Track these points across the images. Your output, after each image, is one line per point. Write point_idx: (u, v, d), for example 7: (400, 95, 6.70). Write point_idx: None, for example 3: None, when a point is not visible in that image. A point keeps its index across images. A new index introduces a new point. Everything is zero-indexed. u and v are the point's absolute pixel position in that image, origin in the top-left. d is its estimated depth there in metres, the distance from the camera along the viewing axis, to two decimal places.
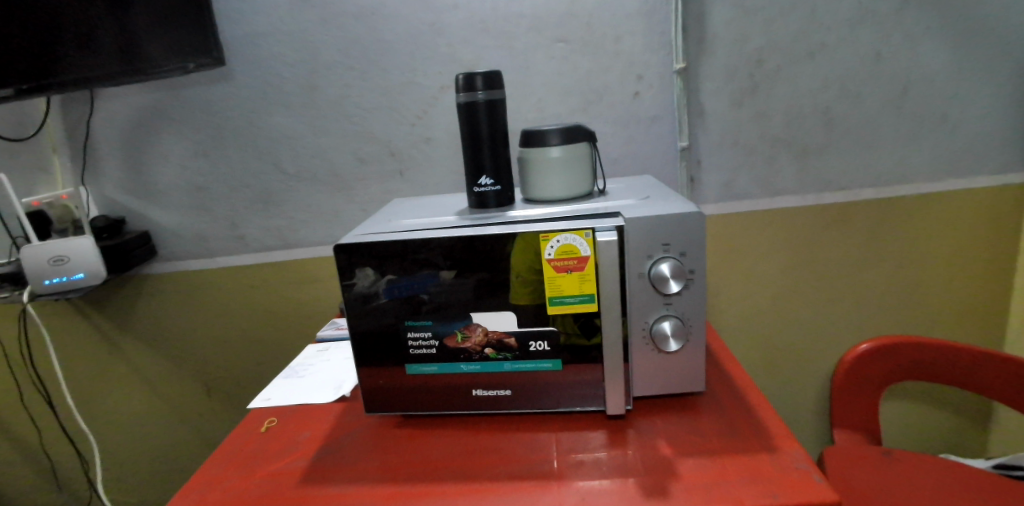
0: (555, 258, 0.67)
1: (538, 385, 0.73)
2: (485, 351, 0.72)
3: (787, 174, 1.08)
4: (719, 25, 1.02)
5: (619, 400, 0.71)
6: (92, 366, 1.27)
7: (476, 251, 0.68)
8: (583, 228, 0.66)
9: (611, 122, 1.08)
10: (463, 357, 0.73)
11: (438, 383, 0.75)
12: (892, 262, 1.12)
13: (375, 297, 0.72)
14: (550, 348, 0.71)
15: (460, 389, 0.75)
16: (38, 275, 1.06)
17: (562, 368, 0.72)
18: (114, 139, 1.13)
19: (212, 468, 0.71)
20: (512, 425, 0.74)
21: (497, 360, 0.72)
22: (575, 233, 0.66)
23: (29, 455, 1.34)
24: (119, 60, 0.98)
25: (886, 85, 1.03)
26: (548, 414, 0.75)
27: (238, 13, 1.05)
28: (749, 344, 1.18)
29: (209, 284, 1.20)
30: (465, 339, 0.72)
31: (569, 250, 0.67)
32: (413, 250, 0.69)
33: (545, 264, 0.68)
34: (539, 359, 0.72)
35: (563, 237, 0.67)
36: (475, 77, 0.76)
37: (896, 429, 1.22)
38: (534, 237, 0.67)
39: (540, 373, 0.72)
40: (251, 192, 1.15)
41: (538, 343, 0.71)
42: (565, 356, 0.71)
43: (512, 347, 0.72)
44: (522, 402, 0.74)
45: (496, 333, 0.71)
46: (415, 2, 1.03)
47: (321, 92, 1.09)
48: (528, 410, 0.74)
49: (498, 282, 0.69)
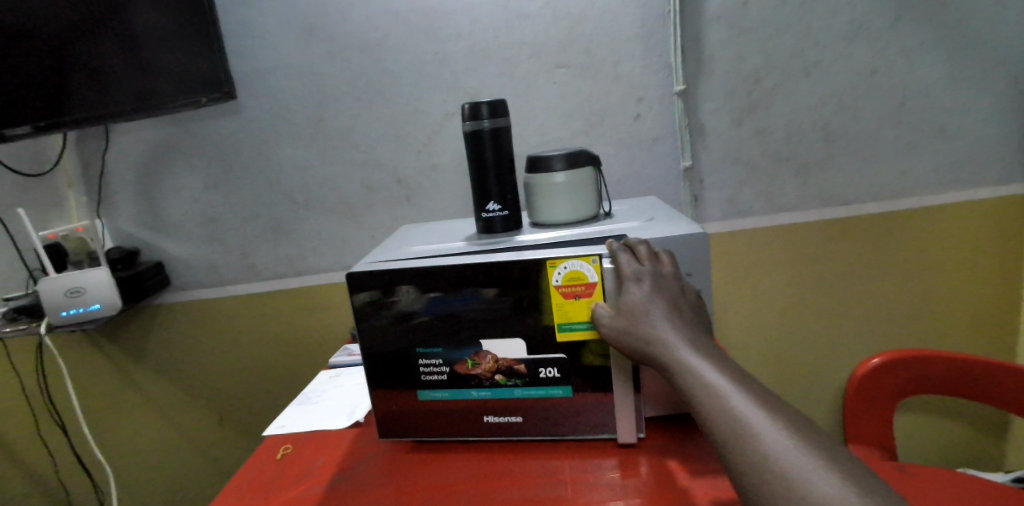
0: (563, 284, 0.68)
1: (549, 410, 0.73)
2: (496, 377, 0.73)
3: (790, 191, 1.09)
4: (716, 47, 1.04)
5: (631, 424, 0.71)
6: (107, 396, 1.28)
7: (483, 276, 0.69)
8: (589, 254, 0.67)
9: (614, 144, 1.09)
10: (473, 382, 0.73)
11: (450, 408, 0.75)
12: (901, 275, 1.12)
13: (384, 323, 0.73)
14: (559, 375, 0.71)
15: (472, 414, 0.75)
16: (55, 307, 1.07)
17: (572, 394, 0.72)
18: (128, 173, 1.16)
19: (229, 496, 0.72)
20: (523, 450, 0.74)
21: (507, 386, 0.73)
22: (582, 259, 0.67)
23: (44, 488, 1.35)
24: (125, 93, 1.03)
25: (883, 100, 1.04)
26: (559, 440, 0.75)
27: (249, 49, 1.09)
28: (760, 361, 1.18)
29: (222, 312, 1.22)
30: (475, 365, 0.73)
31: (576, 277, 0.68)
32: (420, 276, 0.70)
33: (553, 291, 0.68)
34: (549, 385, 0.72)
35: (569, 264, 0.67)
36: (480, 106, 0.78)
37: (913, 444, 1.21)
38: (541, 266, 0.68)
39: (551, 399, 0.73)
40: (261, 222, 1.17)
41: (548, 369, 0.71)
42: (574, 382, 0.72)
43: (522, 374, 0.72)
44: (534, 428, 0.74)
45: (505, 359, 0.72)
46: (420, 33, 1.06)
47: (330, 122, 1.11)
48: (539, 436, 0.75)
49: (505, 307, 0.70)
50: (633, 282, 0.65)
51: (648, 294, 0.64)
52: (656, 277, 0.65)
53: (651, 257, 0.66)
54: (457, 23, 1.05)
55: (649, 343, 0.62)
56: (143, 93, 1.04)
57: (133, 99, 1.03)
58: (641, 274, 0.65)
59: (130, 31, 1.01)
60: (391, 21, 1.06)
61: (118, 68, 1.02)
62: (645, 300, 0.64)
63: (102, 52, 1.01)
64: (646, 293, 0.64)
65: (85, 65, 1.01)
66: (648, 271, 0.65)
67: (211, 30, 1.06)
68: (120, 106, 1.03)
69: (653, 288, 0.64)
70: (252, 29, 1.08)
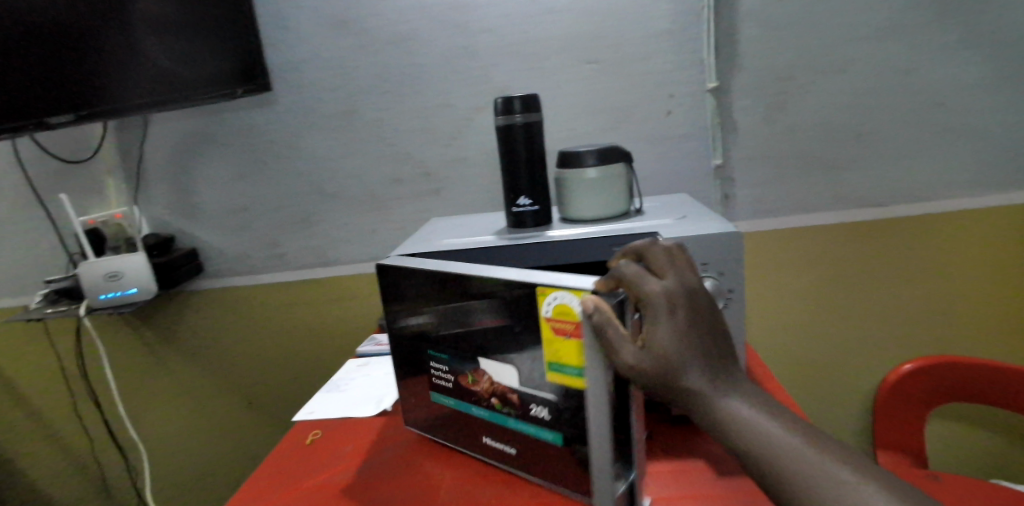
0: (552, 317, 0.57)
1: (541, 453, 0.65)
2: (492, 400, 0.67)
3: (823, 191, 1.07)
4: (749, 43, 1.03)
5: (609, 505, 0.57)
6: (141, 378, 1.32)
7: (480, 291, 0.63)
8: (580, 287, 0.54)
9: (643, 141, 1.09)
10: (474, 398, 0.69)
11: (457, 417, 0.73)
12: (937, 279, 1.09)
13: (404, 319, 0.72)
14: (550, 417, 0.62)
15: (474, 430, 0.71)
16: (94, 289, 1.11)
17: (562, 443, 0.62)
18: (164, 161, 1.19)
19: (259, 479, 0.74)
20: (512, 488, 0.67)
21: (502, 412, 0.67)
22: (572, 291, 0.54)
23: (80, 464, 1.40)
24: (162, 83, 1.03)
25: (922, 99, 1.02)
26: (553, 491, 0.66)
27: (282, 41, 1.11)
28: (785, 363, 1.16)
29: (252, 299, 1.25)
30: (475, 382, 0.68)
31: (565, 311, 0.55)
32: (426, 280, 0.67)
33: (542, 322, 0.57)
34: (539, 425, 0.64)
35: (558, 295, 0.55)
36: (513, 100, 0.78)
37: (944, 453, 1.18)
38: (531, 290, 0.57)
39: (541, 442, 0.64)
40: (292, 211, 1.19)
41: (539, 408, 0.63)
42: (565, 431, 0.61)
43: (514, 404, 0.65)
44: (528, 467, 0.67)
45: (500, 384, 0.66)
46: (450, 26, 1.07)
47: (360, 114, 1.12)
48: (532, 478, 0.67)
49: (502, 327, 0.63)
50: (656, 306, 0.53)
51: (677, 320, 0.53)
52: (685, 299, 0.53)
53: (669, 270, 0.54)
54: (487, 17, 1.06)
55: (677, 382, 0.52)
56: (174, 82, 1.04)
57: (166, 88, 1.03)
58: (667, 294, 0.53)
59: (162, 20, 1.01)
60: (421, 14, 1.07)
61: (155, 59, 1.02)
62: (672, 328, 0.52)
63: (134, 40, 1.00)
64: (673, 319, 0.53)
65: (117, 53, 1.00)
66: (675, 289, 0.53)
67: (246, 24, 1.08)
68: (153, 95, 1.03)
69: (686, 320, 0.53)
70: (285, 21, 1.10)
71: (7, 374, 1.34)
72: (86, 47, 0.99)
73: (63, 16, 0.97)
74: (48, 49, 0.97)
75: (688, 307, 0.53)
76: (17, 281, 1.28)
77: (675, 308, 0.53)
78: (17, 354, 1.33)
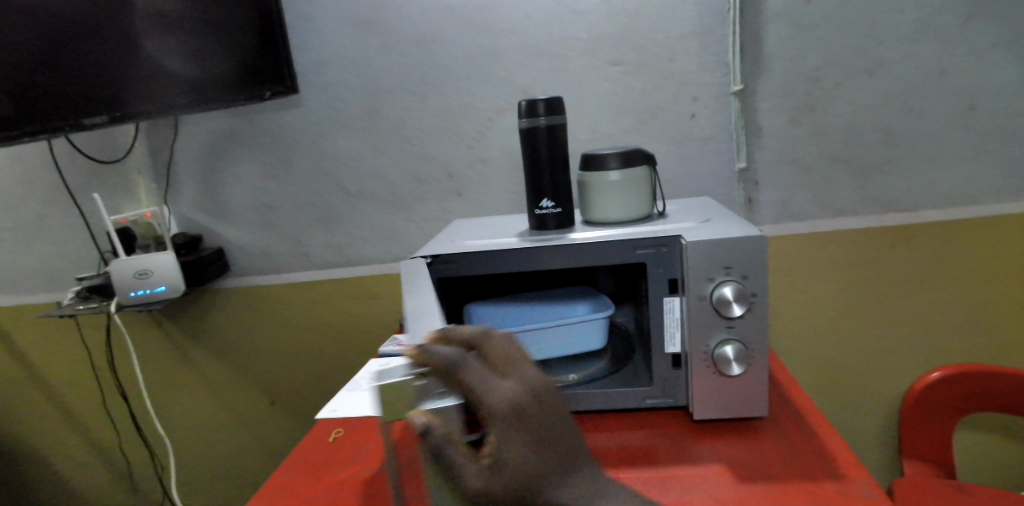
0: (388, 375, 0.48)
1: None
2: None
3: (849, 195, 1.06)
4: (775, 45, 1.02)
5: None
6: (168, 374, 1.35)
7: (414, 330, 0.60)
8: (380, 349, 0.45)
9: (666, 143, 1.08)
10: None
11: None
12: (965, 287, 1.07)
13: None
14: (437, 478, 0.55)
15: None
16: (124, 287, 1.13)
17: None
18: (193, 162, 1.21)
19: (284, 473, 0.75)
20: None
21: None
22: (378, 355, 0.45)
23: (108, 457, 1.43)
24: (187, 88, 1.06)
25: (953, 101, 1.00)
26: None
27: (309, 43, 1.13)
28: (807, 369, 1.15)
29: (276, 298, 1.27)
30: None
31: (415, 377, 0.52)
32: None
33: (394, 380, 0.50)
34: None
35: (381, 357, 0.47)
36: (536, 103, 0.79)
37: (973, 464, 1.15)
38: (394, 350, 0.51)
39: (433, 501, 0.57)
40: (316, 211, 1.21)
41: None
42: None
43: None
44: None
45: None
46: (475, 29, 1.08)
47: (384, 115, 1.14)
48: None
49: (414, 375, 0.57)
50: (495, 410, 0.50)
51: (512, 429, 0.50)
52: (525, 405, 0.51)
53: (511, 366, 0.54)
54: (512, 19, 1.06)
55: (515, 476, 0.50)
56: (204, 87, 1.07)
57: (196, 92, 1.07)
58: (503, 399, 0.50)
59: (195, 24, 1.05)
60: (446, 16, 1.08)
61: (182, 63, 1.05)
62: (505, 436, 0.50)
63: (167, 46, 1.04)
64: (508, 428, 0.50)
65: (151, 58, 1.03)
66: (518, 393, 0.51)
67: (276, 27, 1.11)
68: (182, 99, 1.06)
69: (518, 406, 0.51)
70: (313, 24, 1.12)
71: (40, 368, 1.38)
72: (121, 51, 1.01)
73: (100, 21, 0.99)
74: (82, 53, 0.99)
75: (530, 414, 0.51)
76: (52, 277, 1.32)
77: (513, 417, 0.50)
78: (50, 349, 1.37)
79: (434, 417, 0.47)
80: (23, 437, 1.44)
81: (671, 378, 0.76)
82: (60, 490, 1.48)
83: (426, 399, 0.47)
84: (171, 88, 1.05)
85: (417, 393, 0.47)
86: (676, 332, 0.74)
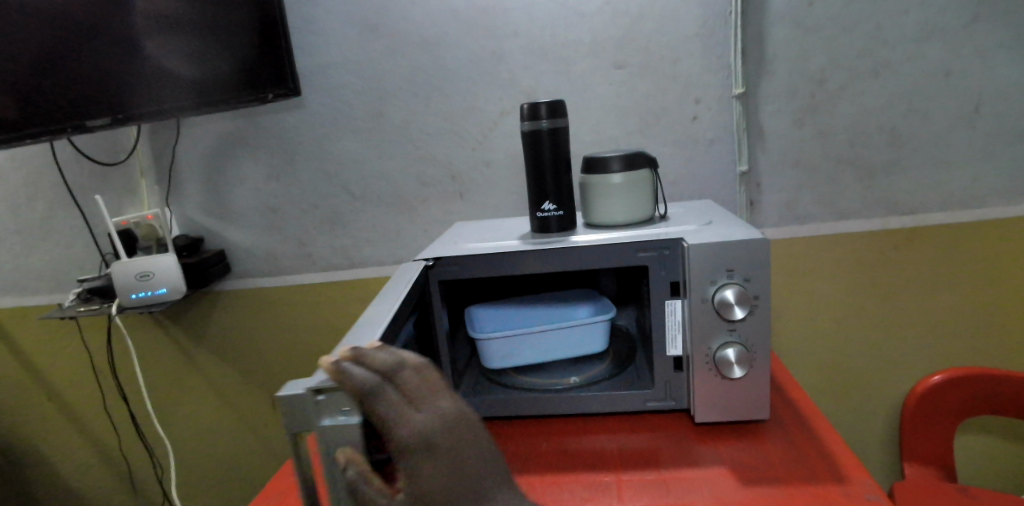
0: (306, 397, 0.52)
1: None
2: None
3: (852, 197, 1.06)
4: (779, 47, 1.02)
5: None
6: (169, 375, 1.35)
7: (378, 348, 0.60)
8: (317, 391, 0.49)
9: (669, 145, 1.08)
10: None
11: None
12: (967, 290, 1.07)
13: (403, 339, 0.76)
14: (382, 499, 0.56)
15: None
16: (126, 289, 1.13)
17: None
18: (196, 163, 1.22)
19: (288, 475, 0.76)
20: None
21: None
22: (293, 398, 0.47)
23: (109, 458, 1.43)
24: (184, 88, 1.06)
25: (956, 103, 1.00)
26: None
27: (313, 45, 1.13)
28: (809, 371, 1.15)
29: (278, 299, 1.27)
30: None
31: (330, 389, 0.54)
32: None
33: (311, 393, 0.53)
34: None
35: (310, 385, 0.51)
36: (540, 106, 0.79)
37: (976, 466, 1.15)
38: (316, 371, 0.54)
39: None
40: (319, 213, 1.21)
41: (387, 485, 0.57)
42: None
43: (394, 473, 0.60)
44: None
45: None
46: (479, 31, 1.08)
47: (387, 117, 1.14)
48: None
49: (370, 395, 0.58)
50: (403, 440, 0.52)
51: (417, 460, 0.52)
52: (435, 434, 0.53)
53: (425, 393, 0.54)
54: (516, 21, 1.06)
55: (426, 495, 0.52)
56: (206, 88, 1.07)
57: (197, 94, 1.06)
58: (409, 431, 0.52)
59: (197, 25, 1.04)
60: (450, 18, 1.08)
61: (180, 62, 1.05)
62: (407, 464, 0.52)
63: (168, 47, 1.04)
64: (412, 458, 0.52)
65: (152, 60, 1.03)
66: (427, 424, 0.53)
67: (279, 28, 1.10)
68: (184, 101, 1.06)
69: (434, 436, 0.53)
70: (317, 25, 1.12)
71: (41, 368, 1.38)
72: (122, 53, 1.02)
73: (101, 22, 1.00)
74: (84, 56, 1.00)
75: (439, 447, 0.53)
76: (54, 278, 1.32)
77: (419, 449, 0.52)
78: (52, 349, 1.36)
79: (332, 432, 0.51)
80: (24, 438, 1.44)
81: (673, 380, 0.76)
82: (61, 491, 1.48)
83: (326, 414, 0.51)
84: (173, 90, 1.05)
85: (316, 407, 0.51)
86: (678, 335, 0.74)
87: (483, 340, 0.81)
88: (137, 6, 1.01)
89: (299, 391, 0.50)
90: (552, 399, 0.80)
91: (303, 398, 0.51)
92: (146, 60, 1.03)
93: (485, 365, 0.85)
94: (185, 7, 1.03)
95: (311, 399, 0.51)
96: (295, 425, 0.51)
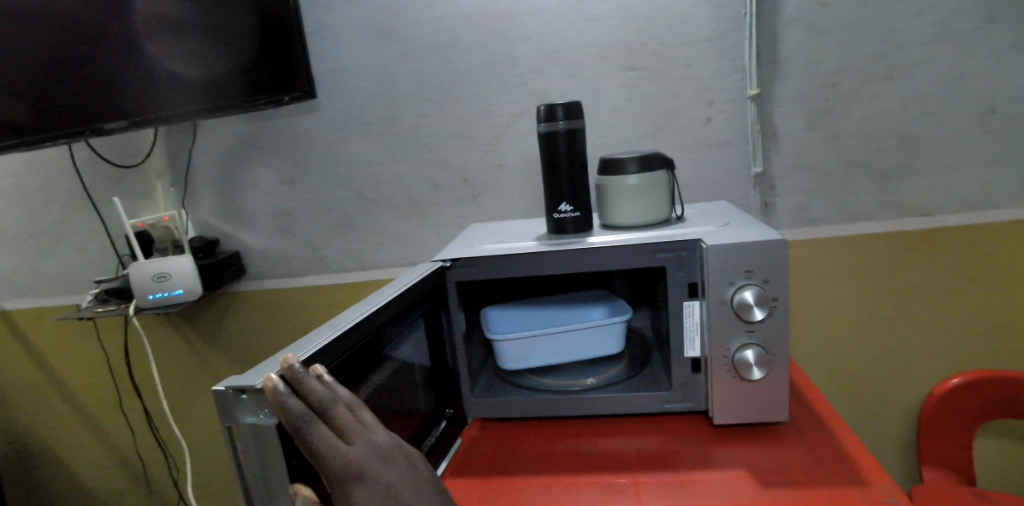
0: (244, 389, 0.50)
1: None
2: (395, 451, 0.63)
3: (866, 199, 1.05)
4: (792, 50, 1.02)
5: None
6: (183, 377, 1.36)
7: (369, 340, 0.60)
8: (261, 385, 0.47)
9: (681, 148, 1.08)
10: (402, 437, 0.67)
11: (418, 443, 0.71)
12: (984, 294, 1.06)
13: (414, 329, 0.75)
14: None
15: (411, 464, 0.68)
16: (142, 290, 1.14)
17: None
18: (210, 167, 1.23)
19: None
20: None
21: None
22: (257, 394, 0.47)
23: (123, 459, 1.45)
24: (192, 89, 1.07)
25: (971, 105, 0.99)
26: None
27: (327, 50, 1.14)
28: (823, 374, 1.14)
29: (291, 302, 1.27)
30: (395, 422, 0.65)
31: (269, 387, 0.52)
32: None
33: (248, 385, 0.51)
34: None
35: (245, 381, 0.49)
36: (555, 108, 0.79)
37: (993, 471, 1.14)
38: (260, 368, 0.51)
39: None
40: (332, 216, 1.21)
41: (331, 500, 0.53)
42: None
43: None
44: None
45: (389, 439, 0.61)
46: (491, 35, 1.08)
47: (400, 121, 1.15)
48: None
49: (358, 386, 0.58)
50: (334, 473, 0.49)
51: (343, 489, 0.49)
52: (369, 468, 0.50)
53: (358, 427, 0.52)
54: (528, 26, 1.07)
55: None
56: (217, 91, 1.08)
57: (208, 97, 1.08)
58: (337, 463, 0.49)
59: (209, 29, 1.06)
60: (463, 22, 1.09)
61: (185, 63, 1.06)
62: (332, 491, 0.50)
63: (181, 51, 1.05)
64: (337, 486, 0.49)
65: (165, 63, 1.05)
66: (358, 457, 0.50)
67: (293, 32, 1.11)
68: (196, 104, 1.08)
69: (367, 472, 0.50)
70: (330, 31, 1.13)
71: (57, 370, 1.40)
72: (133, 56, 1.04)
73: (110, 26, 1.03)
74: (98, 60, 1.03)
75: (368, 481, 0.50)
76: (71, 280, 1.34)
77: (346, 480, 0.49)
78: (67, 351, 1.38)
79: (253, 431, 0.49)
80: (40, 438, 1.46)
81: (691, 382, 0.76)
82: (76, 492, 1.49)
83: (250, 412, 0.49)
84: (185, 93, 1.07)
85: (240, 404, 0.49)
86: (696, 337, 0.73)
87: (500, 341, 0.82)
88: (137, 8, 1.03)
89: (223, 388, 0.48)
90: (569, 400, 0.80)
91: (227, 394, 0.48)
92: (158, 65, 1.05)
93: (501, 366, 0.85)
94: (189, 10, 1.04)
95: (235, 397, 0.49)
96: (223, 420, 0.49)
